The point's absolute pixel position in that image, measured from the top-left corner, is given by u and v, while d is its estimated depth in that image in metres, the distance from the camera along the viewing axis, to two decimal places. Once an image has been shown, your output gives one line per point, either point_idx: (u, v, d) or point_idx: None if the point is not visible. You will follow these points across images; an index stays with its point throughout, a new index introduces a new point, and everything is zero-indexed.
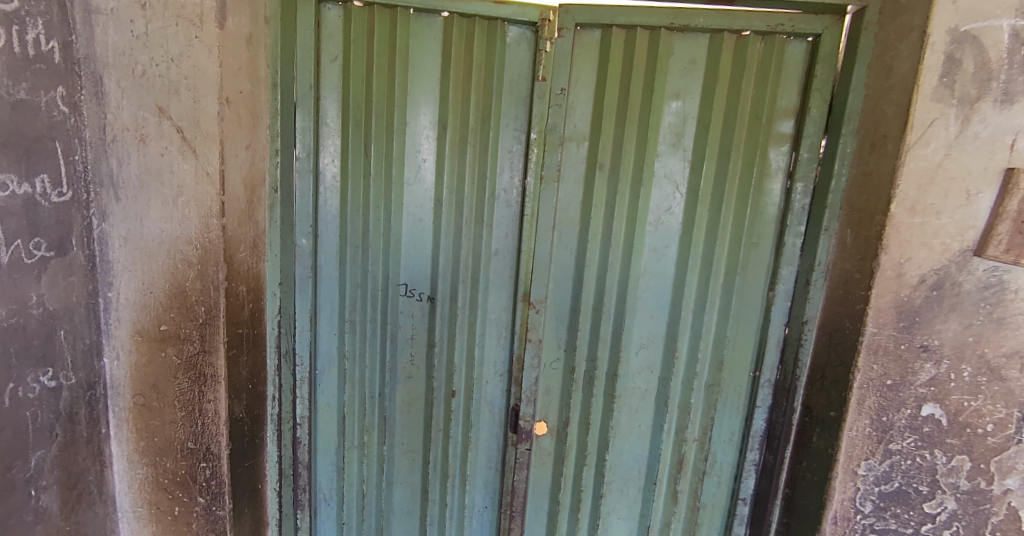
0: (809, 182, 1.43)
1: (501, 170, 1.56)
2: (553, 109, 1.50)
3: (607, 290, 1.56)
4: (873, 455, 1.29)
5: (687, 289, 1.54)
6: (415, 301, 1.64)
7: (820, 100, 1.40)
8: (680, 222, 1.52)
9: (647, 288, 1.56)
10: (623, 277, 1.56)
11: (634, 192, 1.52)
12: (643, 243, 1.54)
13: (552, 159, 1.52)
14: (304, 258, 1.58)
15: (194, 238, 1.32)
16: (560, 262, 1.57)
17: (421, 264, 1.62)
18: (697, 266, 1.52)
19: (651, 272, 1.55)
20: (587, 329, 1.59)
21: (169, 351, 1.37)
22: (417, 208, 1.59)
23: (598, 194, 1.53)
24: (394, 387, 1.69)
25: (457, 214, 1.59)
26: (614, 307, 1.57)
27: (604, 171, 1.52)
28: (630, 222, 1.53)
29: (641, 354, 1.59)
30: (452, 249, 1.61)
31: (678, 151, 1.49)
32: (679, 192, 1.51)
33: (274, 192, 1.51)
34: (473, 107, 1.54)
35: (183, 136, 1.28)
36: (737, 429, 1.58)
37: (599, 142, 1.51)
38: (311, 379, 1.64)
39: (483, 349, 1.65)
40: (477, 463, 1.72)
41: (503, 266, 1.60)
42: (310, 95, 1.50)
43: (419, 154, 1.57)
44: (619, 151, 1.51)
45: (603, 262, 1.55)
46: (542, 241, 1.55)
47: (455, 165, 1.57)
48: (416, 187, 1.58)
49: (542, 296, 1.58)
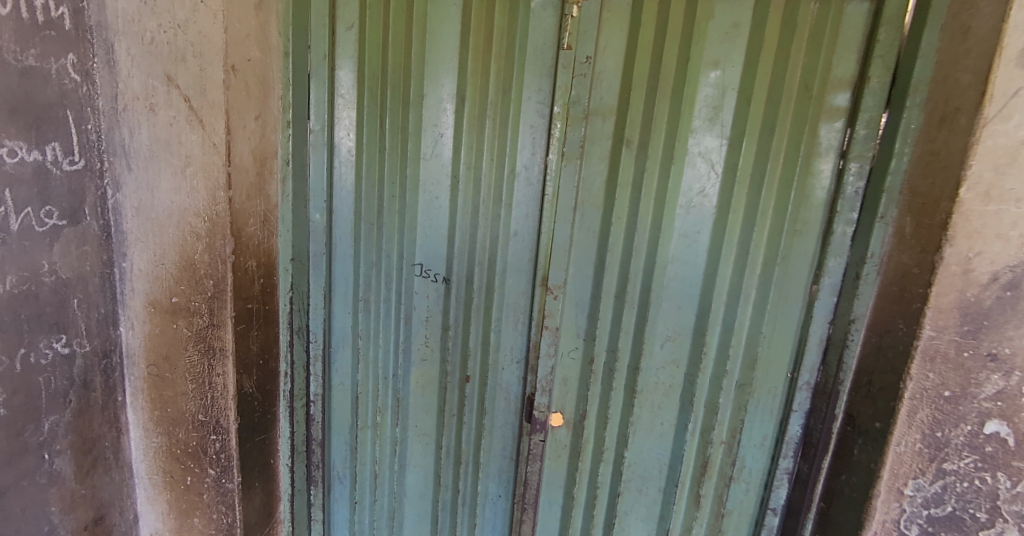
0: (865, 161, 1.26)
1: (521, 147, 1.46)
2: (577, 80, 1.40)
3: (630, 277, 1.45)
4: (923, 474, 1.14)
5: (720, 279, 1.40)
6: (431, 282, 1.57)
7: (883, 69, 1.23)
8: (716, 205, 1.38)
9: (674, 277, 1.44)
10: (649, 264, 1.44)
11: (664, 171, 1.39)
12: (671, 227, 1.41)
13: (574, 134, 1.42)
14: (318, 235, 1.55)
15: (201, 211, 1.30)
16: (581, 246, 1.47)
17: (437, 245, 1.55)
18: (732, 253, 1.39)
19: (680, 260, 1.43)
20: (609, 319, 1.49)
21: (179, 324, 1.35)
22: (433, 185, 1.52)
23: (625, 173, 1.41)
24: (408, 369, 1.64)
25: (476, 191, 1.51)
26: (638, 296, 1.46)
27: (631, 148, 1.40)
28: (658, 205, 1.41)
29: (666, 347, 1.47)
30: (469, 228, 1.53)
31: (714, 127, 1.35)
32: (715, 172, 1.37)
33: (285, 165, 1.50)
34: (493, 77, 1.45)
35: (190, 106, 1.25)
36: (769, 433, 1.44)
37: (627, 116, 1.39)
38: (325, 357, 1.64)
39: (499, 334, 1.57)
40: (491, 451, 1.65)
41: (523, 247, 1.51)
42: (325, 65, 1.47)
43: (436, 128, 1.49)
44: (649, 125, 1.38)
45: (629, 247, 1.44)
46: (562, 223, 1.46)
47: (473, 140, 1.49)
48: (435, 163, 1.51)
49: (563, 279, 1.49)
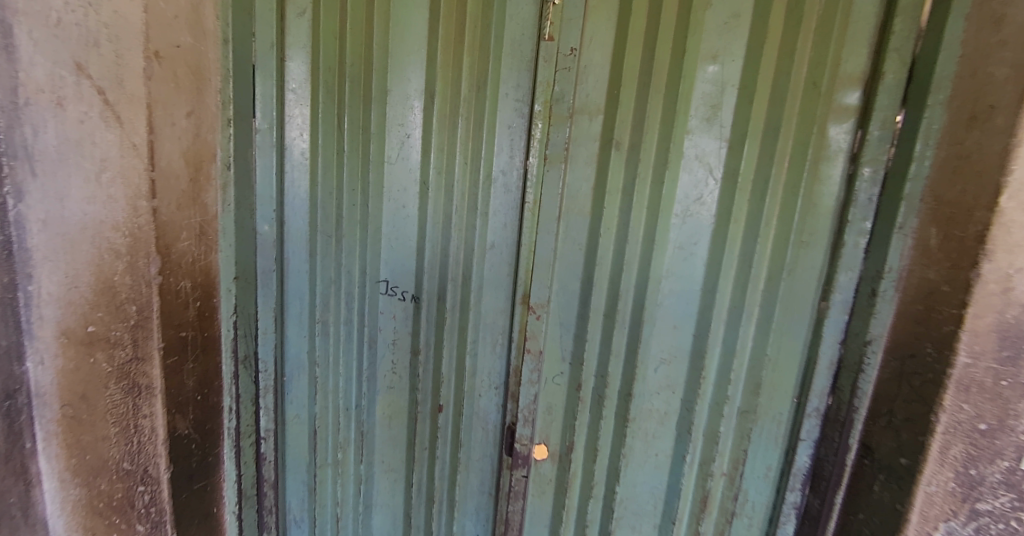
0: (878, 166, 1.14)
1: (498, 150, 1.31)
2: (561, 75, 1.25)
3: (621, 294, 1.31)
4: (955, 515, 1.03)
5: (719, 295, 1.27)
6: (398, 300, 1.40)
7: (898, 64, 1.11)
8: (716, 215, 1.25)
9: (670, 293, 1.30)
10: (642, 280, 1.30)
11: (658, 177, 1.25)
12: (666, 238, 1.27)
13: (557, 134, 1.27)
14: (268, 249, 1.35)
15: (121, 224, 1.09)
16: (566, 260, 1.32)
17: (404, 258, 1.38)
18: (734, 267, 1.26)
19: (676, 273, 1.29)
20: (597, 339, 1.34)
21: (97, 359, 1.12)
22: (400, 192, 1.35)
23: (615, 179, 1.27)
24: (373, 397, 1.46)
25: (448, 199, 1.35)
26: (630, 314, 1.32)
27: (621, 151, 1.26)
28: (651, 213, 1.27)
29: (661, 372, 1.33)
30: (439, 240, 1.37)
31: (711, 129, 1.22)
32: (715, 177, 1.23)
33: (226, 170, 1.23)
34: (466, 71, 1.30)
35: (105, 100, 1.04)
36: (774, 463, 1.31)
37: (616, 115, 1.25)
38: (278, 387, 1.43)
39: (476, 357, 1.41)
40: (468, 486, 1.48)
41: (500, 261, 1.36)
42: (272, 55, 1.29)
43: (401, 127, 1.33)
44: (641, 124, 1.24)
45: (619, 261, 1.30)
46: (546, 235, 1.31)
47: (443, 141, 1.33)
48: (400, 167, 1.34)
49: (547, 297, 1.34)
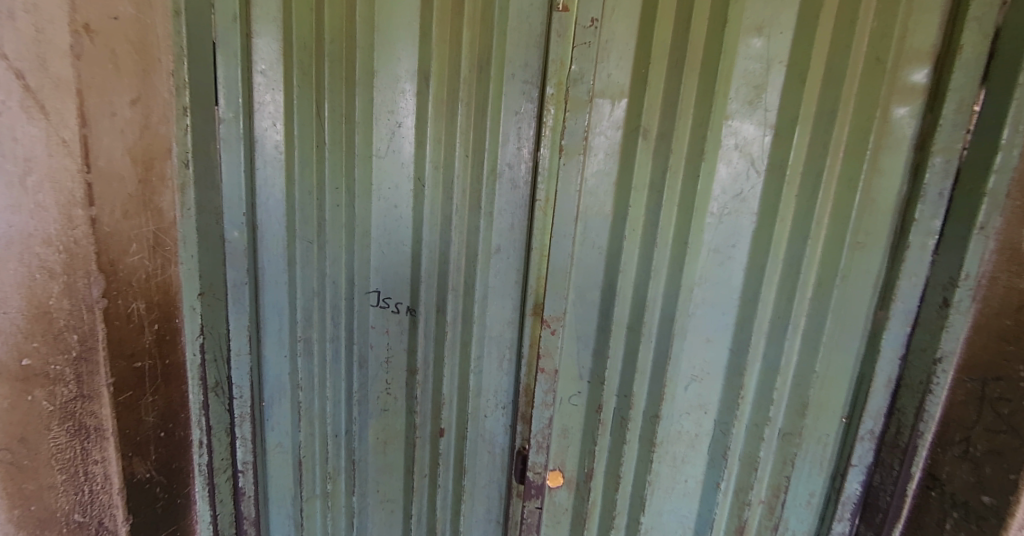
0: (952, 155, 0.99)
1: (504, 139, 1.13)
2: (580, 52, 1.07)
3: (647, 304, 1.15)
4: None
5: (761, 305, 1.11)
6: (391, 313, 1.23)
7: (979, 36, 0.95)
8: (757, 213, 1.08)
9: (704, 302, 1.14)
10: (672, 288, 1.13)
11: (691, 170, 1.09)
12: (700, 240, 1.11)
13: (573, 120, 1.09)
14: (238, 259, 1.15)
15: (53, 237, 0.89)
16: (584, 265, 1.15)
17: (396, 266, 1.21)
18: (778, 272, 1.10)
19: (712, 278, 1.12)
20: (620, 354, 1.18)
21: (35, 397, 0.91)
22: (391, 190, 1.17)
23: (641, 172, 1.11)
24: (364, 423, 1.28)
25: (446, 197, 1.17)
26: (658, 327, 1.15)
27: (650, 140, 1.10)
28: (682, 212, 1.10)
29: (691, 390, 1.17)
30: (437, 243, 1.19)
31: (754, 113, 1.05)
32: (758, 169, 1.07)
33: (185, 167, 1.04)
34: (466, 49, 1.12)
35: (25, 86, 0.83)
36: (818, 490, 1.16)
37: (644, 98, 1.08)
38: (255, 415, 1.24)
39: (480, 375, 1.24)
40: (473, 518, 1.31)
41: (507, 266, 1.19)
42: (236, 30, 1.07)
43: (392, 115, 1.14)
44: (673, 109, 1.08)
45: (646, 267, 1.13)
46: (561, 238, 1.14)
47: (439, 131, 1.15)
48: (391, 161, 1.16)
49: (563, 308, 1.17)
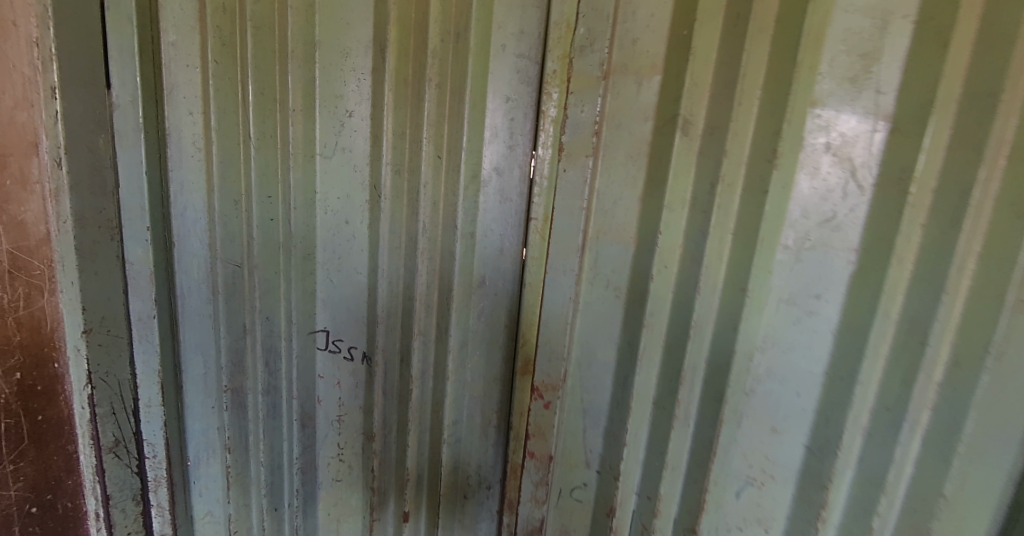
0: None
1: (491, 134, 0.84)
2: (591, 12, 0.78)
3: (684, 374, 0.79)
4: None
5: (859, 389, 0.72)
6: (343, 361, 0.94)
7: None
8: (859, 249, 0.70)
9: (769, 376, 0.75)
10: (723, 354, 0.77)
11: (755, 183, 0.73)
12: (765, 287, 0.74)
13: (578, 107, 0.80)
14: (143, 287, 0.88)
15: None
16: (593, 311, 0.83)
17: (349, 302, 0.91)
18: (887, 342, 0.71)
19: (781, 344, 0.74)
20: (643, 437, 0.83)
21: None
22: (341, 201, 0.88)
23: (677, 186, 0.77)
24: (311, 496, 0.99)
25: (412, 212, 0.88)
26: (697, 408, 0.80)
27: (694, 137, 0.75)
28: (738, 243, 0.75)
29: (747, 498, 0.79)
30: (400, 273, 0.90)
31: (860, 96, 0.68)
32: (863, 184, 0.69)
33: (58, 168, 0.79)
34: (437, 11, 0.82)
35: None
36: None
37: (686, 76, 0.75)
38: (174, 477, 0.96)
39: (459, 447, 0.94)
40: None
41: (495, 307, 0.89)
42: None
43: (339, 102, 0.85)
44: (732, 90, 0.73)
45: (682, 319, 0.78)
46: (564, 273, 0.83)
47: (402, 122, 0.86)
48: (340, 163, 0.87)
49: (565, 372, 0.86)
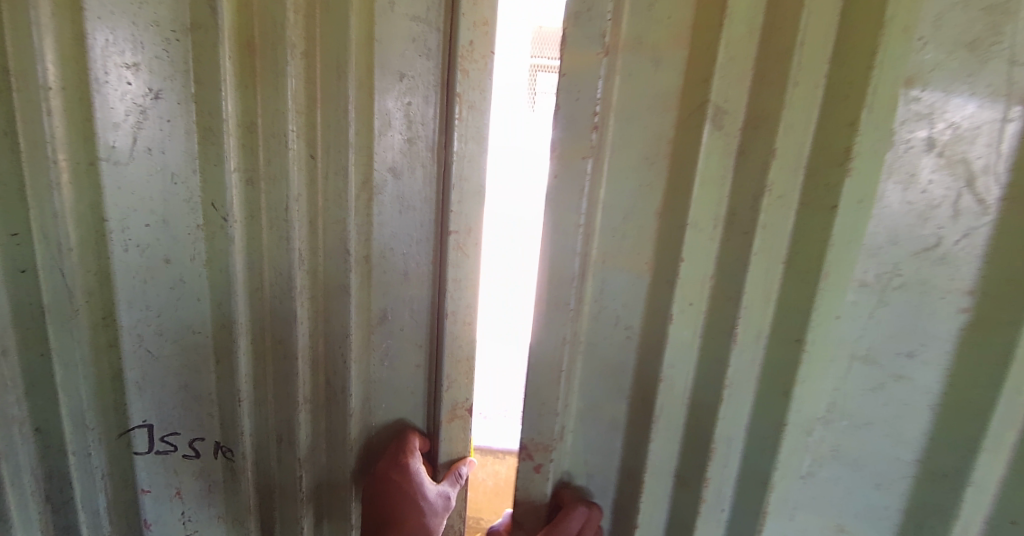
0: None
1: (386, 123, 0.62)
2: None
3: (715, 448, 0.60)
4: None
5: (973, 494, 0.56)
6: (182, 464, 0.64)
7: None
8: (975, 292, 0.53)
9: (840, 451, 0.60)
10: (772, 426, 0.59)
11: (817, 198, 0.53)
12: (830, 342, 0.56)
13: (571, 95, 0.57)
14: None
15: None
16: (598, 355, 0.63)
17: (177, 377, 0.62)
18: (1016, 432, 0.54)
19: (853, 399, 0.58)
20: (661, 522, 0.64)
21: None
22: (152, 230, 0.58)
23: (705, 199, 0.56)
24: None
25: (282, 238, 0.61)
26: (734, 486, 0.62)
27: (730, 133, 0.55)
28: (790, 277, 0.56)
29: None
30: (266, 325, 0.63)
31: (983, 68, 0.50)
32: (982, 198, 0.52)
33: None
34: None
35: None
36: None
37: (720, 46, 0.53)
38: None
39: None
40: None
41: (405, 347, 0.69)
42: None
43: (135, 79, 0.54)
44: (788, 64, 0.52)
45: (713, 379, 0.59)
46: (557, 306, 0.62)
47: (250, 111, 0.58)
48: (144, 173, 0.57)
49: (562, 428, 0.65)
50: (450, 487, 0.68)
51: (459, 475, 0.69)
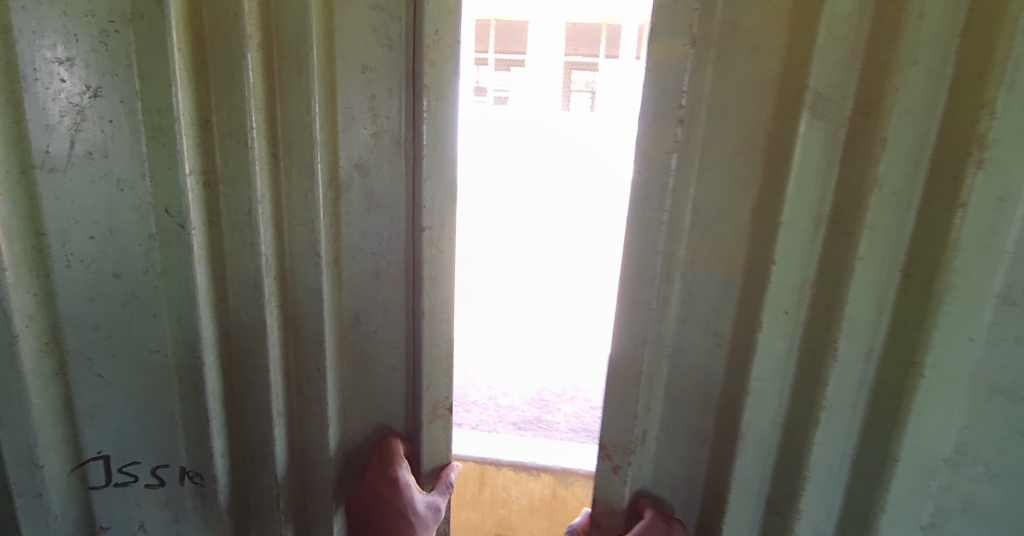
0: None
1: (350, 118, 0.59)
2: None
3: (811, 474, 0.57)
4: None
5: None
6: (143, 495, 0.59)
7: None
8: None
9: (975, 490, 0.55)
10: (876, 456, 0.55)
11: (941, 200, 0.48)
12: (960, 369, 0.50)
13: (653, 90, 0.55)
14: None
15: None
16: (685, 362, 0.62)
17: (131, 402, 0.57)
18: None
19: (991, 440, 0.53)
20: None
21: None
22: (97, 244, 0.53)
23: (802, 199, 0.52)
24: None
25: (247, 243, 0.57)
26: (833, 521, 0.59)
27: (839, 124, 0.50)
28: (905, 289, 0.51)
29: None
30: (231, 336, 0.60)
31: None
32: None
33: None
34: None
35: None
36: None
37: (821, 28, 0.48)
38: None
39: None
40: None
41: (380, 349, 0.67)
42: None
43: (67, 76, 0.49)
44: (901, 44, 0.46)
45: (809, 396, 0.56)
46: (639, 304, 0.60)
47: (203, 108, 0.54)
48: (85, 182, 0.51)
49: (643, 431, 0.64)
50: (441, 497, 0.67)
51: (448, 484, 0.69)
